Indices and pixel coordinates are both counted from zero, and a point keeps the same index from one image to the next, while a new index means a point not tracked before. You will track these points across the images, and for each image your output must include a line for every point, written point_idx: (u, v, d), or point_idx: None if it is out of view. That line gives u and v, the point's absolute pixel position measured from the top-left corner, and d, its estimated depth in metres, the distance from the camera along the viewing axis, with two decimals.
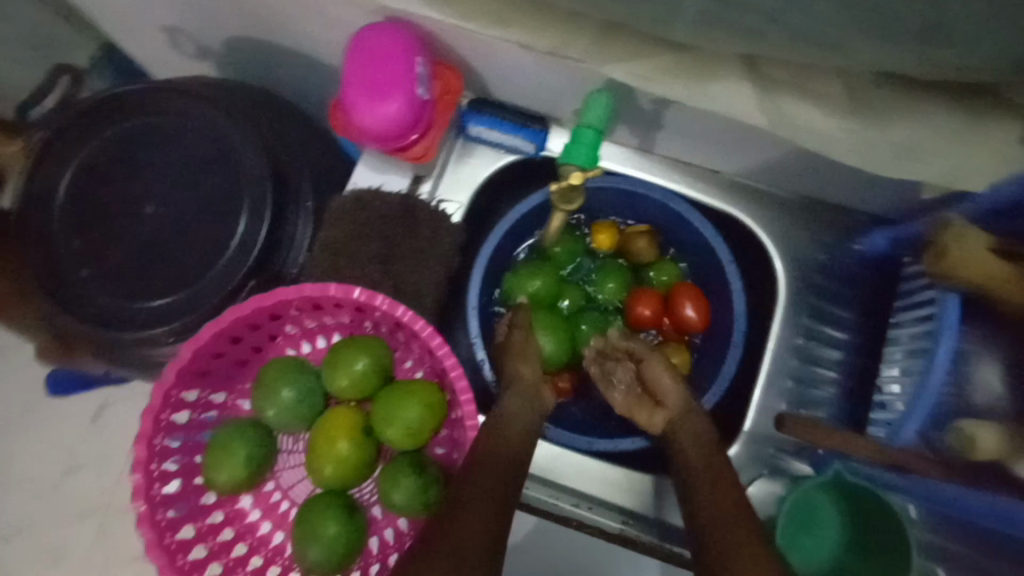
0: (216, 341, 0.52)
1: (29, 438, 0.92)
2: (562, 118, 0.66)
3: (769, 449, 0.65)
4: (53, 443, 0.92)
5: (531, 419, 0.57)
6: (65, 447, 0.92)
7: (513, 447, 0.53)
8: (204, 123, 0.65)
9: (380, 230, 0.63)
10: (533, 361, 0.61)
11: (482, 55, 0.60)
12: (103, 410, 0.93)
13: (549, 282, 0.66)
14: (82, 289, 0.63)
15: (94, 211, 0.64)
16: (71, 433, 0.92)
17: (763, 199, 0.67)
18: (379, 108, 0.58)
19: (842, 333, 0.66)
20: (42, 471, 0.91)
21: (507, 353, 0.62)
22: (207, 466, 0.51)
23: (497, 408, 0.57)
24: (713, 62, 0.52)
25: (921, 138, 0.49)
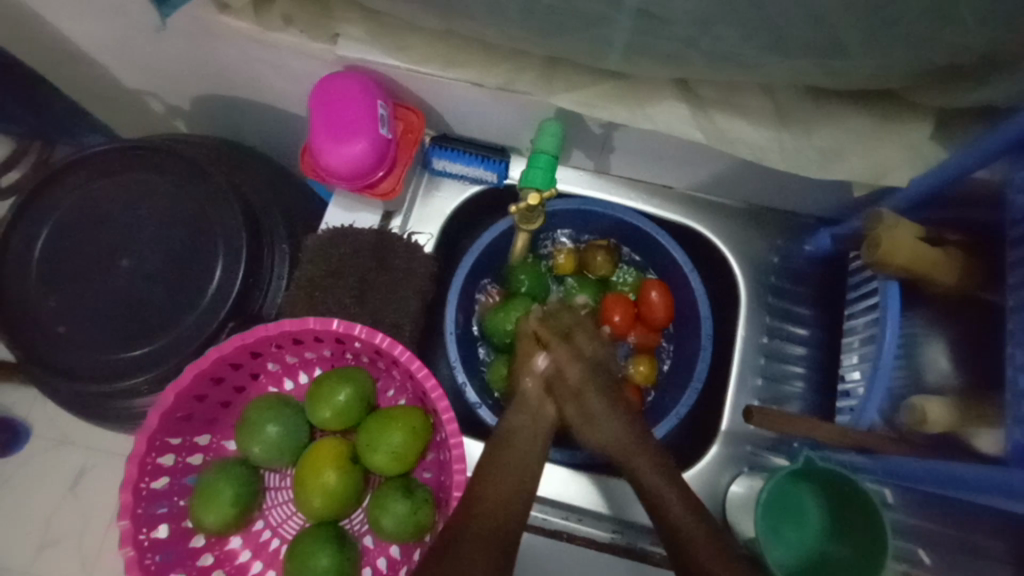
0: (200, 383, 0.55)
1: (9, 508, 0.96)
2: (519, 146, 0.70)
3: (748, 447, 0.65)
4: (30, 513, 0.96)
5: (535, 444, 0.57)
6: (43, 516, 0.96)
7: (516, 475, 0.54)
8: (176, 177, 0.69)
9: (355, 265, 0.66)
10: (539, 374, 0.60)
11: (438, 96, 0.64)
12: (81, 477, 0.97)
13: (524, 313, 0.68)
14: (59, 345, 0.66)
15: (71, 270, 0.67)
16: (49, 500, 0.96)
17: (715, 210, 0.72)
18: (346, 147, 0.59)
19: (803, 329, 0.69)
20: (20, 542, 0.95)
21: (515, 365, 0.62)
22: (195, 509, 0.53)
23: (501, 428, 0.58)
24: (648, 87, 0.56)
25: (842, 142, 0.54)
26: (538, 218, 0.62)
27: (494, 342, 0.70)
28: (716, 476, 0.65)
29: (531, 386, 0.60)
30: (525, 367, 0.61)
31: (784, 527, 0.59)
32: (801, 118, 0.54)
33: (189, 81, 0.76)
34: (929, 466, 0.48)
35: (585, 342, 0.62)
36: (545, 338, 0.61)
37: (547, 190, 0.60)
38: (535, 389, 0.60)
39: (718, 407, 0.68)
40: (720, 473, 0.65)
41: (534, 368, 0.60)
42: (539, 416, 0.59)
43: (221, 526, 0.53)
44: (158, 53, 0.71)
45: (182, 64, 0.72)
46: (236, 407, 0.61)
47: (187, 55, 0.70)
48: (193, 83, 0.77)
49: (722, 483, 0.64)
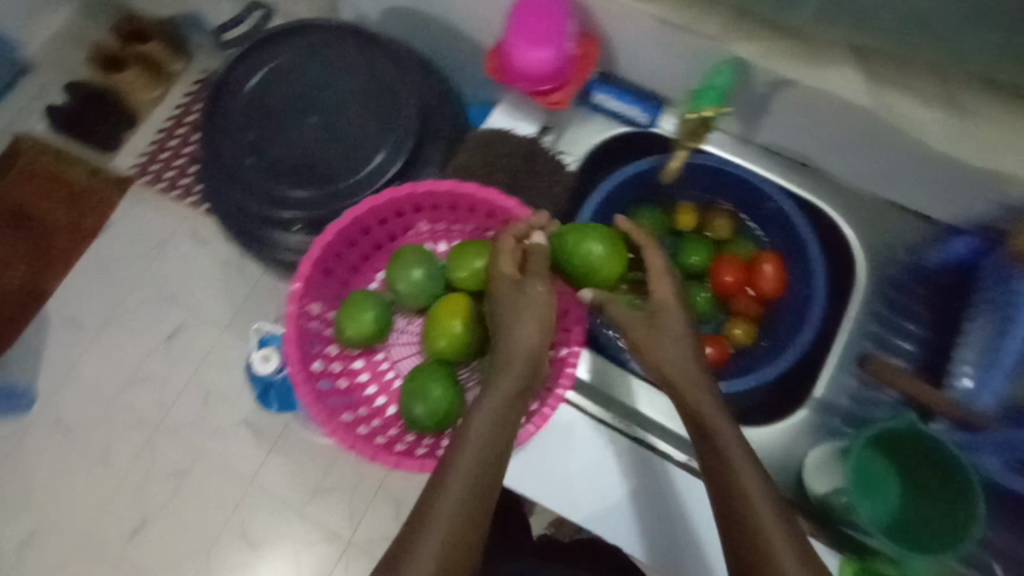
0: (371, 215, 0.65)
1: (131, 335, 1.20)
2: (676, 97, 0.76)
3: (836, 419, 0.66)
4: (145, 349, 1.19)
5: (512, 415, 0.54)
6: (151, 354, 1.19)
7: (490, 454, 0.52)
8: (370, 57, 0.78)
9: (505, 163, 0.75)
10: (534, 319, 0.56)
11: (621, 29, 0.69)
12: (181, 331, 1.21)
13: None
14: (243, 172, 0.76)
15: (265, 114, 0.78)
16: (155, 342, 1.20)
17: (849, 196, 0.74)
18: (538, 47, 0.66)
19: (915, 327, 0.69)
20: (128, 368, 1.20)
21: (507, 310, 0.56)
22: (341, 318, 0.62)
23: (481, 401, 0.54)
24: (826, 50, 0.60)
25: (1007, 137, 0.56)
26: (706, 131, 0.68)
27: None
28: (798, 440, 0.67)
29: (524, 337, 0.55)
30: (520, 308, 0.56)
31: (869, 495, 0.57)
32: (972, 107, 0.56)
33: None
34: None
35: (600, 248, 0.61)
36: (605, 249, 0.61)
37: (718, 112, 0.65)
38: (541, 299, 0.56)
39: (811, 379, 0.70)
40: (802, 439, 0.66)
41: (537, 312, 0.56)
42: (530, 375, 0.55)
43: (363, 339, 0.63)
44: None
45: None
46: (386, 253, 0.71)
47: None
48: None
49: (800, 449, 0.66)
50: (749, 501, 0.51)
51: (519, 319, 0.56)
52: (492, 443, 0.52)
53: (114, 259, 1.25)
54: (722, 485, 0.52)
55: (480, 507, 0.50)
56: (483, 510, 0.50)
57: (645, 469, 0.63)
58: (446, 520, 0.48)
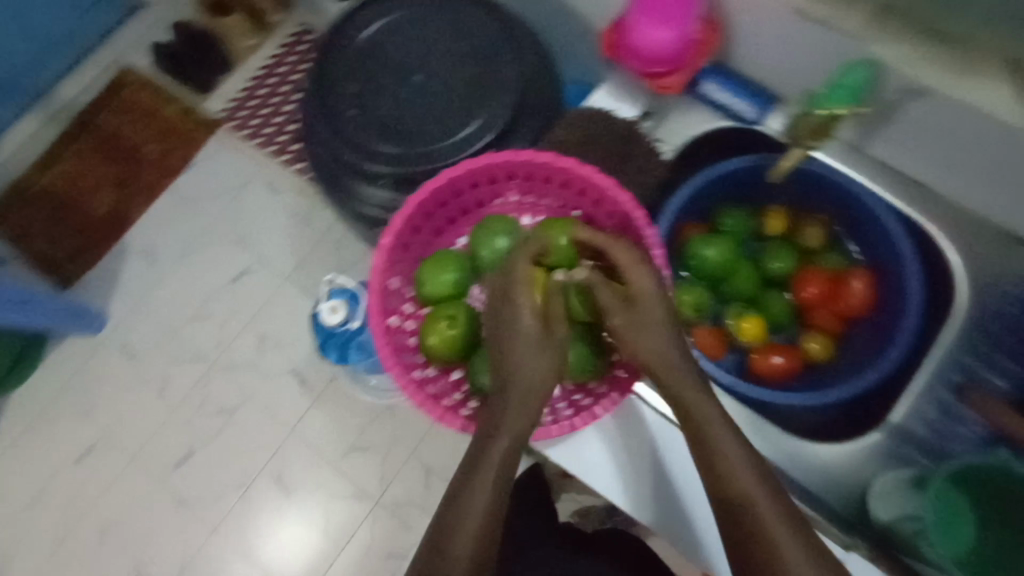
0: (464, 180, 0.66)
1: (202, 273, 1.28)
2: (790, 95, 0.73)
3: (910, 449, 0.64)
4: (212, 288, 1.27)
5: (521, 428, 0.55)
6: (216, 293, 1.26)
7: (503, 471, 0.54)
8: (483, 23, 0.79)
9: (602, 145, 0.74)
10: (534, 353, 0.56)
11: (746, 20, 0.67)
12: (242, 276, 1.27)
13: (723, 252, 0.73)
14: (343, 124, 0.78)
15: (371, 69, 0.79)
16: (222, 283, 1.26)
17: (964, 222, 0.69)
18: (658, 30, 0.64)
19: (1017, 367, 0.65)
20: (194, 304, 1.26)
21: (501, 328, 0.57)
22: (423, 273, 0.64)
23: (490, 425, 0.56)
24: (981, 59, 0.55)
25: None
26: (826, 136, 0.66)
27: (687, 265, 0.76)
28: (863, 462, 0.65)
29: (530, 364, 0.56)
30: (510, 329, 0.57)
31: (946, 533, 0.55)
32: None
33: None
34: None
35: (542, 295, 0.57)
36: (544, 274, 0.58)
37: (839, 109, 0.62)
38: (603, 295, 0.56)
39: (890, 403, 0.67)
40: (869, 462, 0.65)
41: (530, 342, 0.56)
42: (528, 391, 0.56)
43: (434, 318, 0.63)
44: None
45: None
46: (470, 219, 0.72)
47: None
48: None
49: (866, 472, 0.64)
50: (755, 538, 0.49)
51: (518, 350, 0.56)
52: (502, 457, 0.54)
53: (196, 198, 1.31)
54: (739, 529, 0.50)
55: (506, 488, 0.54)
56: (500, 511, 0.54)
57: (661, 458, 0.62)
58: (487, 485, 0.53)
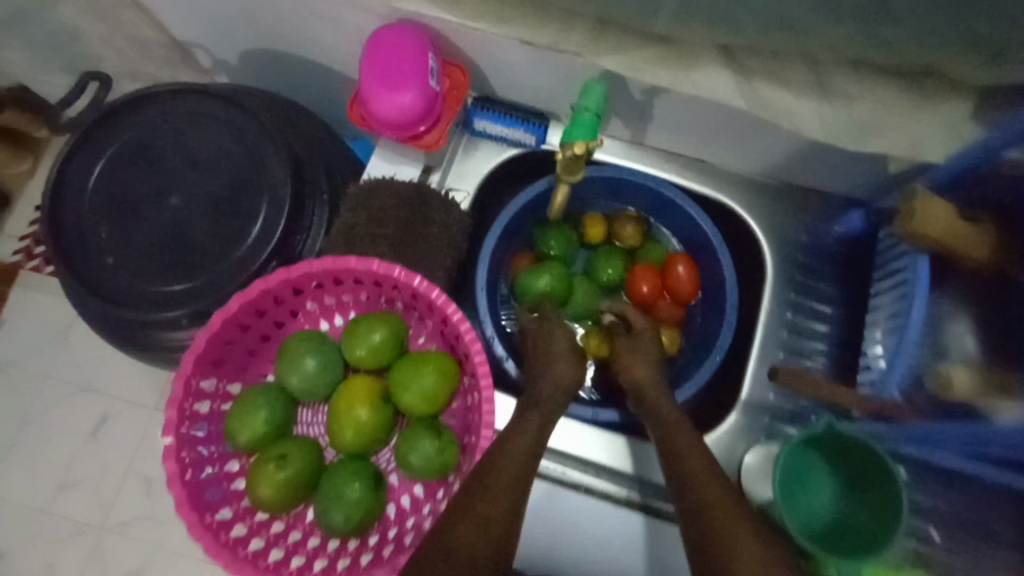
0: (243, 313, 0.58)
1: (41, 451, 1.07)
2: (559, 112, 0.72)
3: (765, 417, 0.66)
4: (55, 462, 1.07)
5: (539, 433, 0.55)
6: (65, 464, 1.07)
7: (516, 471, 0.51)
8: (230, 118, 0.72)
9: (395, 215, 0.68)
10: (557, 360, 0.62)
11: (487, 54, 0.65)
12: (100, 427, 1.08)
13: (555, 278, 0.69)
14: (106, 273, 0.68)
15: (119, 202, 0.70)
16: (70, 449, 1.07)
17: (746, 185, 0.73)
18: (395, 96, 0.61)
19: (827, 307, 0.69)
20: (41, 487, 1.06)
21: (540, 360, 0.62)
22: (230, 424, 0.56)
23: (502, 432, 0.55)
24: (695, 50, 0.57)
25: (884, 116, 0.55)
26: (580, 169, 0.61)
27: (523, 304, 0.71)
28: (732, 442, 0.66)
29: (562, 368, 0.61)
30: (552, 361, 0.62)
31: (799, 494, 0.59)
32: (846, 90, 0.55)
33: (247, 31, 0.79)
34: (951, 430, 0.50)
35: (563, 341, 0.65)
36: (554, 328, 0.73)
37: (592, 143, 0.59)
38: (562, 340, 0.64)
39: (737, 377, 0.69)
40: (737, 441, 0.66)
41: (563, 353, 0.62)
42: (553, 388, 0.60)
43: (262, 461, 0.55)
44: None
45: (242, 12, 0.75)
46: (274, 342, 0.64)
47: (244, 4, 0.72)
48: (248, 32, 0.79)
49: (737, 452, 0.66)
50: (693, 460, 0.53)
51: (555, 359, 0.61)
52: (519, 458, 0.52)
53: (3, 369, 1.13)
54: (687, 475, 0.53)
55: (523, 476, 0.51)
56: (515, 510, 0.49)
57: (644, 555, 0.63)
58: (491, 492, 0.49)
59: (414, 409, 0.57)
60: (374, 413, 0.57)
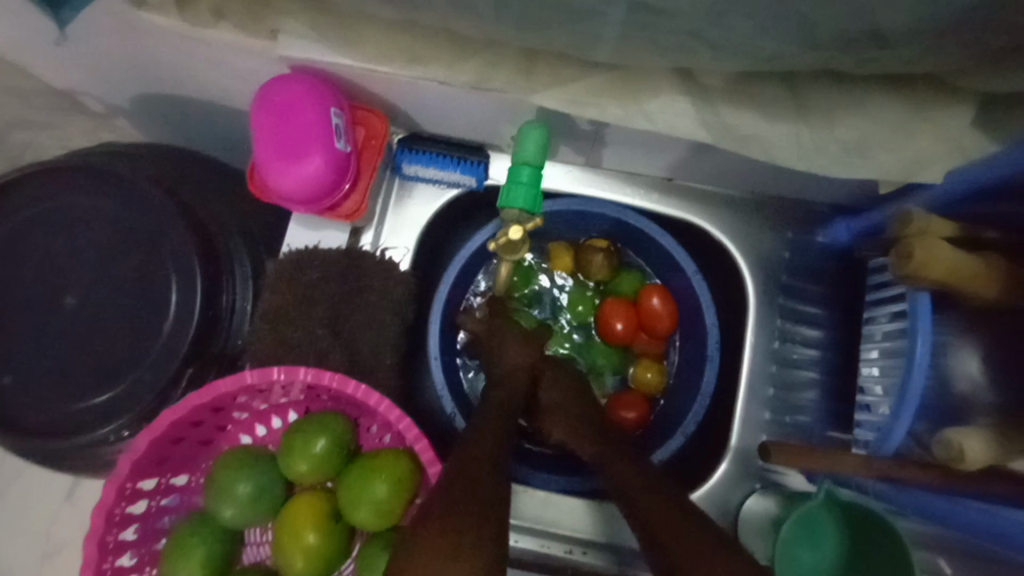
0: (157, 447, 0.51)
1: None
2: (500, 143, 0.62)
3: (761, 461, 0.61)
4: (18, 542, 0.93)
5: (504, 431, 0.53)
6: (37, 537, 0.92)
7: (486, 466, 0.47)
8: (119, 197, 0.62)
9: (325, 291, 0.60)
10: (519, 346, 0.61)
11: (403, 95, 0.55)
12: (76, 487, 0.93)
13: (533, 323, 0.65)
14: (9, 395, 0.60)
15: (10, 311, 0.61)
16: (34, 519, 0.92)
17: (718, 202, 0.65)
18: (295, 167, 0.51)
19: (815, 330, 0.63)
20: None
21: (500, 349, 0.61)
22: (164, 571, 0.50)
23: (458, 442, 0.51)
24: (644, 77, 0.48)
25: (871, 134, 0.47)
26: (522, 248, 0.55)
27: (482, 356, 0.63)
28: (727, 493, 0.61)
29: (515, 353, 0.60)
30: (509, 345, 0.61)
31: (803, 551, 0.54)
32: (826, 108, 0.46)
33: (127, 82, 0.67)
34: (976, 515, 0.44)
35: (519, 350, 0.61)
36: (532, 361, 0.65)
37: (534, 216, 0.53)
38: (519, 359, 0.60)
39: (726, 420, 0.63)
40: (732, 490, 0.61)
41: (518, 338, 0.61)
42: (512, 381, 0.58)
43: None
44: (81, 51, 0.61)
45: (113, 64, 0.63)
46: (205, 460, 0.57)
47: (114, 54, 0.60)
48: (129, 83, 0.68)
49: (734, 501, 0.61)
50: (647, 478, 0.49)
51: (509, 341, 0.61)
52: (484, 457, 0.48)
53: None
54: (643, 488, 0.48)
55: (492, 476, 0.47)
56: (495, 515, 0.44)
57: None
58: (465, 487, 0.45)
59: (367, 523, 0.50)
60: (323, 535, 0.50)
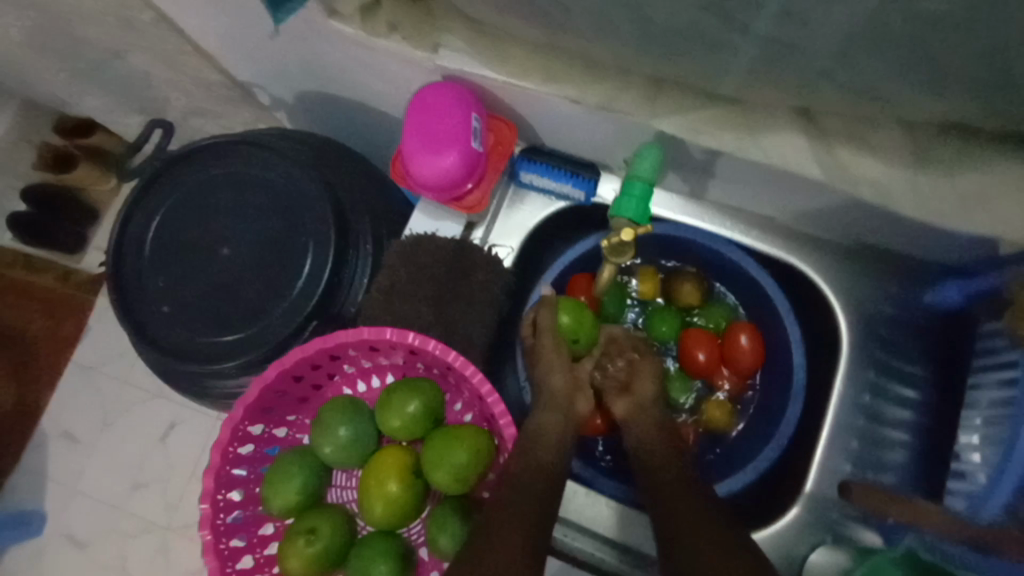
0: (280, 379, 0.58)
1: (111, 454, 1.06)
2: (612, 164, 0.67)
3: (834, 514, 0.59)
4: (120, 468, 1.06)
5: (564, 435, 0.59)
6: (135, 466, 1.05)
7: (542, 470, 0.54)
8: (278, 171, 0.73)
9: (435, 274, 0.66)
10: (561, 369, 0.62)
11: (534, 109, 0.61)
12: (171, 430, 1.06)
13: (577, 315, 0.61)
14: (163, 323, 0.71)
15: (176, 254, 0.73)
16: (139, 452, 1.06)
17: (820, 247, 0.65)
18: (436, 160, 0.59)
19: (911, 390, 0.61)
20: (111, 490, 1.05)
21: (539, 362, 0.62)
22: (266, 491, 0.56)
23: (531, 422, 0.59)
24: (763, 114, 0.51)
25: (994, 191, 0.47)
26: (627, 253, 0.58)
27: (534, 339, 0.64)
28: (794, 541, 0.59)
29: (555, 379, 0.61)
30: (549, 365, 0.61)
31: None
32: (946, 162, 0.47)
33: (298, 81, 0.80)
34: None
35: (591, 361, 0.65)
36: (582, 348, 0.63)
37: (642, 226, 0.58)
38: (560, 385, 0.61)
39: (802, 464, 0.62)
40: (801, 538, 0.59)
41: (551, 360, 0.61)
42: (567, 409, 0.61)
43: (292, 534, 0.54)
44: (271, 50, 0.73)
45: (292, 64, 0.75)
46: (311, 403, 0.63)
47: (296, 56, 0.72)
48: (299, 81, 0.80)
49: (800, 549, 0.59)
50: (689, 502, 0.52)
51: (546, 365, 0.62)
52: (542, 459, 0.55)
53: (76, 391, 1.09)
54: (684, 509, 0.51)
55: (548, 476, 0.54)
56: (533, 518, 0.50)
57: None
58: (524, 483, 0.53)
59: (444, 486, 0.55)
60: (403, 488, 0.55)
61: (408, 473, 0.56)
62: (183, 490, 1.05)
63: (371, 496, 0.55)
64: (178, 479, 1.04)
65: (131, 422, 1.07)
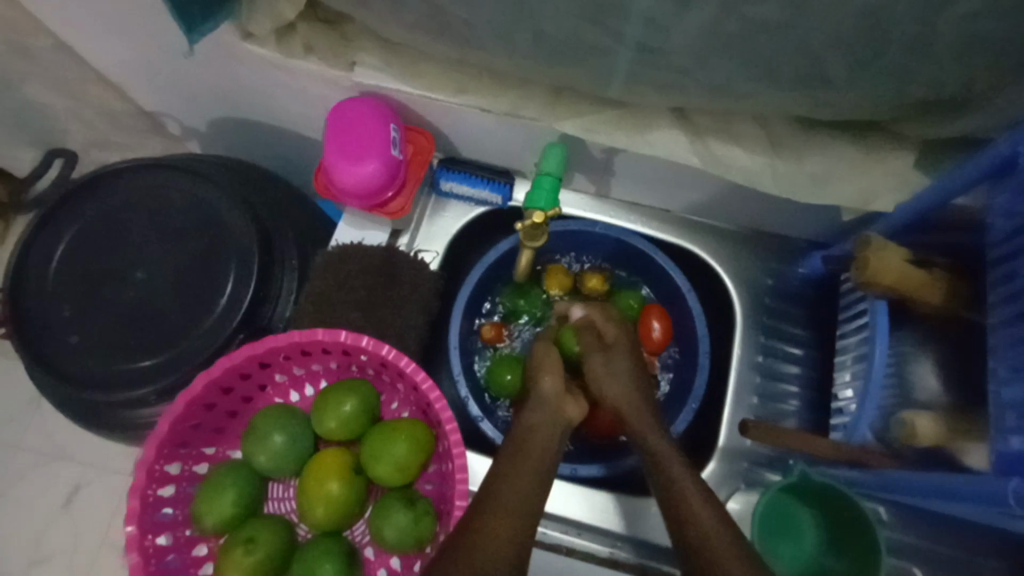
0: (208, 392, 0.57)
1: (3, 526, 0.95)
2: (524, 169, 0.73)
3: (744, 463, 0.66)
4: (17, 539, 0.95)
5: (558, 432, 0.57)
6: (36, 534, 0.95)
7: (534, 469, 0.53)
8: (194, 192, 0.72)
9: (361, 280, 0.68)
10: (555, 370, 0.61)
11: (448, 120, 0.67)
12: (78, 489, 0.97)
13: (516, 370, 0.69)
14: (71, 355, 0.67)
15: (84, 283, 0.70)
16: (41, 517, 0.96)
17: (709, 232, 0.75)
18: (357, 168, 0.62)
19: (798, 348, 0.71)
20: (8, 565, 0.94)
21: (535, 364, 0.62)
22: (198, 506, 0.55)
23: (521, 420, 0.58)
24: (647, 114, 0.59)
25: (832, 168, 0.57)
26: (543, 236, 0.64)
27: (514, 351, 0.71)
28: (713, 492, 0.66)
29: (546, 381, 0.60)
30: (542, 370, 0.61)
31: (781, 543, 0.60)
32: (793, 147, 0.57)
33: (211, 106, 0.80)
34: (926, 480, 0.49)
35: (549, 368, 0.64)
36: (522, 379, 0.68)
37: (552, 210, 0.63)
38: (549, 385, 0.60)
39: (714, 424, 0.69)
40: (718, 490, 0.65)
41: (550, 366, 0.61)
42: (557, 411, 0.58)
43: (228, 546, 0.53)
44: (183, 75, 0.74)
45: (206, 89, 0.76)
46: (242, 417, 0.62)
47: (210, 80, 0.73)
48: (212, 107, 0.80)
49: (718, 499, 0.65)
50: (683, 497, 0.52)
51: (545, 371, 0.61)
52: (534, 453, 0.54)
53: None
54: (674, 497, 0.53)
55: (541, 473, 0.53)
56: (526, 507, 0.50)
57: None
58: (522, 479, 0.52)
59: (386, 479, 0.56)
60: (343, 486, 0.55)
61: (347, 471, 0.56)
62: (95, 552, 0.95)
63: (319, 494, 0.55)
64: (88, 539, 0.95)
65: (29, 486, 0.97)
